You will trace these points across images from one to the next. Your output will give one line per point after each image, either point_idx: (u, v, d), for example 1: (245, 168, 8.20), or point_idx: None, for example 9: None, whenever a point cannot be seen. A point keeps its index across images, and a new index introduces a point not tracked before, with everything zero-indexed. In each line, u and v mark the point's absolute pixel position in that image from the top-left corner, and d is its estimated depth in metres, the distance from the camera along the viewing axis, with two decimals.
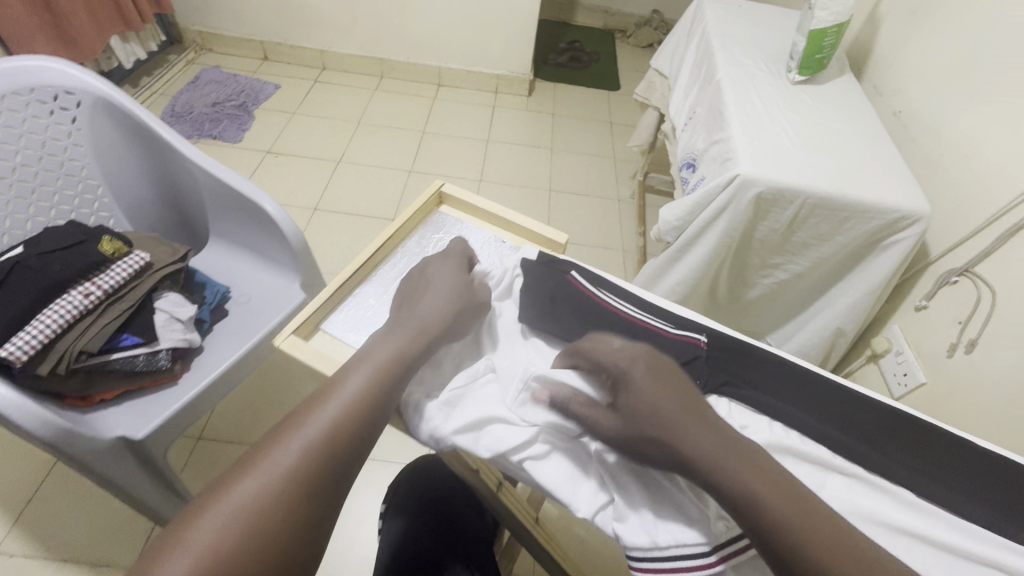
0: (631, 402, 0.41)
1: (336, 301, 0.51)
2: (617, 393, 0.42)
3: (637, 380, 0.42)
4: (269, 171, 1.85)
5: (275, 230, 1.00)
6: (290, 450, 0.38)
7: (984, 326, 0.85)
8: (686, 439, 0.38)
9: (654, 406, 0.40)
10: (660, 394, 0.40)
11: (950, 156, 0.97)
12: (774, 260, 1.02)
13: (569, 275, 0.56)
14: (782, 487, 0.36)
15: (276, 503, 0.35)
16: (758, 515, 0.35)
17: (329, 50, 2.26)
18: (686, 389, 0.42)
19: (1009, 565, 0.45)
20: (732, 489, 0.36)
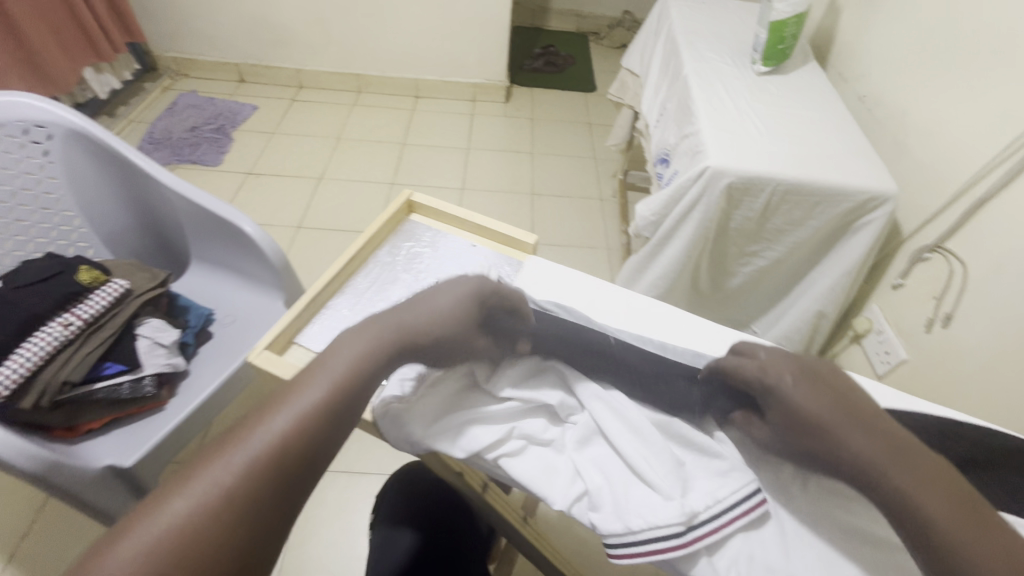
0: (788, 413, 0.39)
1: (309, 314, 0.52)
2: (771, 404, 0.41)
3: (791, 386, 0.39)
4: (251, 192, 1.85)
5: (255, 249, 1.00)
6: (229, 468, 0.32)
7: (958, 299, 0.86)
8: (848, 447, 0.36)
9: (819, 410, 0.38)
10: (823, 401, 0.38)
11: (915, 137, 0.99)
12: (751, 248, 1.03)
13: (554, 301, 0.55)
14: (932, 475, 0.35)
15: (226, 508, 0.31)
16: (932, 542, 0.33)
17: (305, 69, 2.27)
18: (854, 389, 0.39)
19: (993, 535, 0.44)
20: (905, 504, 0.34)
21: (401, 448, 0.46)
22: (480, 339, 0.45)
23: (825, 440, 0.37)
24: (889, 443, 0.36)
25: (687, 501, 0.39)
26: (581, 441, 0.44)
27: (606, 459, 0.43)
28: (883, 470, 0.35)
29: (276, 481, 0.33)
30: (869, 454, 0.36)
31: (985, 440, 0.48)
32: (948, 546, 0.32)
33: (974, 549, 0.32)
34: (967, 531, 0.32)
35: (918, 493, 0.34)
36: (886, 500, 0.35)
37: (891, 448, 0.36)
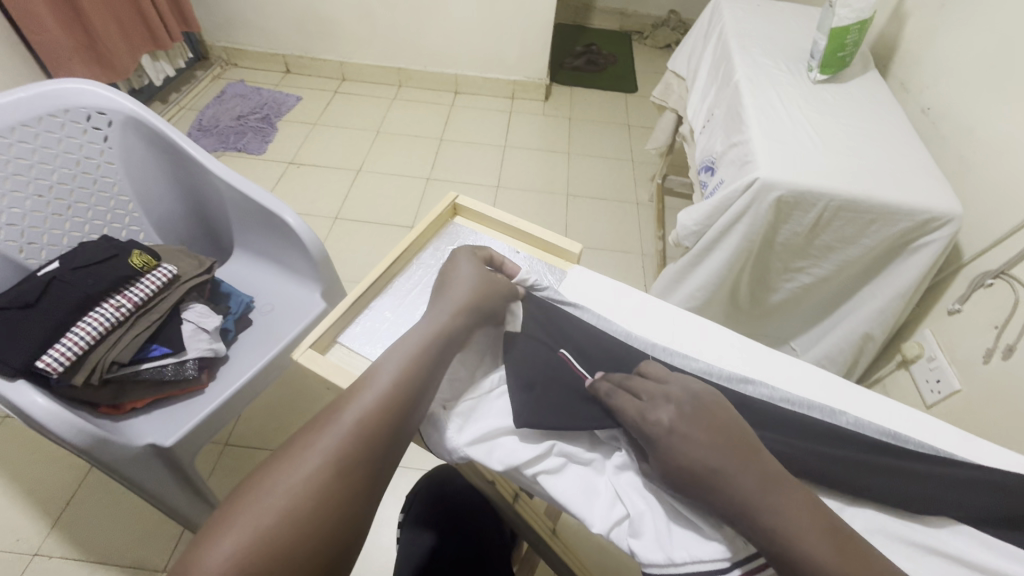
0: (667, 457, 0.38)
1: (353, 314, 0.52)
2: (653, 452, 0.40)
3: (669, 437, 0.39)
4: (291, 181, 1.89)
5: (295, 240, 1.02)
6: (329, 437, 0.36)
7: (1022, 331, 0.81)
8: (727, 496, 0.36)
9: (695, 462, 0.37)
10: (700, 449, 0.37)
11: (983, 154, 0.93)
12: (797, 264, 1.00)
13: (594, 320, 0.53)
14: (807, 511, 0.35)
15: (310, 499, 0.34)
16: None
17: (348, 62, 2.30)
18: (726, 429, 0.39)
19: None
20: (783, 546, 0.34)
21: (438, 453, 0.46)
22: (505, 285, 0.50)
23: (705, 485, 0.37)
24: (765, 482, 0.36)
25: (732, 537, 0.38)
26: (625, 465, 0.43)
27: (648, 487, 0.42)
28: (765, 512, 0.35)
29: (350, 468, 0.36)
30: (746, 495, 0.35)
31: None
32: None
33: None
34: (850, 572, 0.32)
35: (797, 533, 0.34)
36: (769, 545, 0.34)
37: (763, 487, 0.36)
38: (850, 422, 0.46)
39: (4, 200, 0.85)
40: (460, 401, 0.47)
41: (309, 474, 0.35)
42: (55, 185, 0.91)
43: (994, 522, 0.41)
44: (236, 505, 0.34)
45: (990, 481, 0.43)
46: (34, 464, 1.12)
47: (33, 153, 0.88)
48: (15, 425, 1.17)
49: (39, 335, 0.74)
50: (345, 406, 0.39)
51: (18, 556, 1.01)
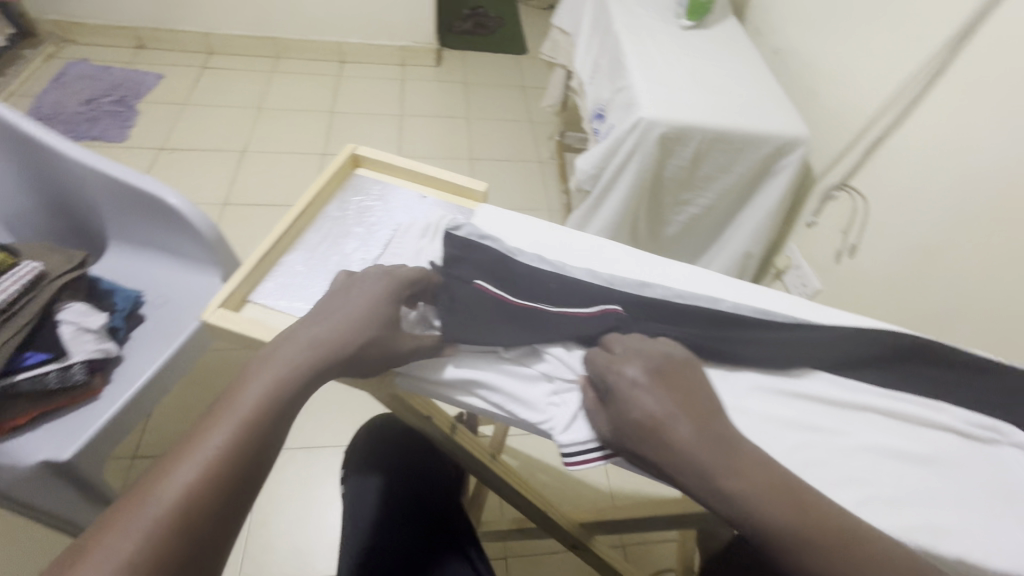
0: (632, 414, 0.40)
1: (262, 271, 0.50)
2: (618, 402, 0.41)
3: (635, 392, 0.41)
4: (166, 168, 1.71)
5: (183, 224, 0.94)
6: (196, 461, 0.33)
7: (862, 231, 0.98)
8: (687, 449, 0.38)
9: (654, 417, 0.39)
10: (662, 407, 0.40)
11: (822, 85, 1.07)
12: (684, 197, 1.09)
13: (505, 247, 0.54)
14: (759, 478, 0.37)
15: (205, 501, 0.32)
16: (772, 543, 0.35)
17: (213, 32, 2.09)
18: (685, 392, 0.41)
19: (939, 422, 0.47)
20: (737, 499, 0.36)
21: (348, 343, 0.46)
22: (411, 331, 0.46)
23: (681, 462, 0.38)
24: (722, 449, 0.38)
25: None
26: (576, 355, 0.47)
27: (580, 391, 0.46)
28: (747, 505, 0.36)
29: (254, 453, 0.35)
30: (703, 464, 0.37)
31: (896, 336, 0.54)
32: (810, 555, 0.34)
33: (811, 538, 0.35)
34: (808, 525, 0.35)
35: (750, 495, 0.36)
36: (726, 505, 0.36)
37: (719, 456, 0.37)
38: (729, 306, 0.53)
39: None
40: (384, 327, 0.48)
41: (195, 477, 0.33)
42: None
43: (847, 366, 0.50)
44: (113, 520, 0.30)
45: (847, 337, 0.51)
46: None
47: None
48: None
49: None
50: (245, 391, 0.37)
51: None
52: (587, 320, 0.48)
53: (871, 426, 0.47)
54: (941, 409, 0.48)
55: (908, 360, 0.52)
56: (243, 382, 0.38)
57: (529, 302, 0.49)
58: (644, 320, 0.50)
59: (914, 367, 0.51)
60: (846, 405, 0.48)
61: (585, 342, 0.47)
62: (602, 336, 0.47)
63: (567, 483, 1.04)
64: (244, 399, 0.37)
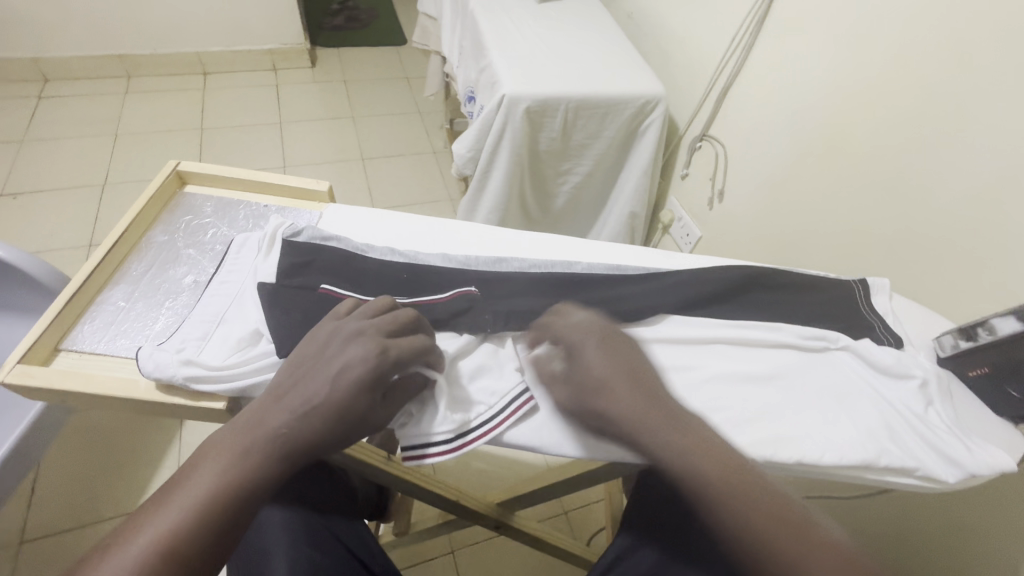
0: (590, 372, 0.41)
1: (73, 315, 0.45)
2: (576, 365, 0.43)
3: (590, 350, 0.42)
4: (10, 217, 1.52)
5: (19, 276, 0.83)
6: (204, 485, 0.34)
7: (726, 176, 1.05)
8: (638, 406, 0.40)
9: (606, 377, 0.41)
10: (613, 366, 0.41)
11: (672, 43, 1.12)
12: (564, 167, 1.11)
13: (351, 246, 0.52)
14: (701, 443, 0.38)
15: (203, 527, 0.33)
16: (705, 496, 0.37)
17: (44, 57, 1.86)
18: (636, 361, 0.43)
19: (776, 339, 0.52)
20: (678, 457, 0.38)
21: (158, 379, 0.41)
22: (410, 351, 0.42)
23: (632, 423, 0.39)
24: (666, 413, 0.40)
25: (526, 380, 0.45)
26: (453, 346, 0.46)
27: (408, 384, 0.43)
28: (687, 462, 0.37)
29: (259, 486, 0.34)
30: (650, 424, 0.39)
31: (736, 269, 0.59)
32: (744, 514, 0.35)
33: (747, 499, 0.36)
34: (744, 486, 0.36)
35: (690, 451, 0.38)
36: (669, 461, 0.38)
37: (666, 420, 0.39)
38: (583, 267, 0.55)
39: None
40: (206, 352, 0.42)
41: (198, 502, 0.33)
42: None
43: (694, 306, 0.54)
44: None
45: (689, 278, 0.55)
46: None
47: None
48: None
49: None
50: (267, 418, 0.36)
51: None
52: (438, 303, 0.47)
53: (719, 355, 0.51)
54: (777, 329, 0.53)
55: (748, 289, 0.56)
56: (268, 408, 0.37)
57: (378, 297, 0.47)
58: (498, 297, 0.50)
59: (752, 295, 0.56)
60: (694, 342, 0.51)
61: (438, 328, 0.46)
62: (453, 318, 0.46)
63: (497, 464, 1.05)
64: (265, 424, 0.36)
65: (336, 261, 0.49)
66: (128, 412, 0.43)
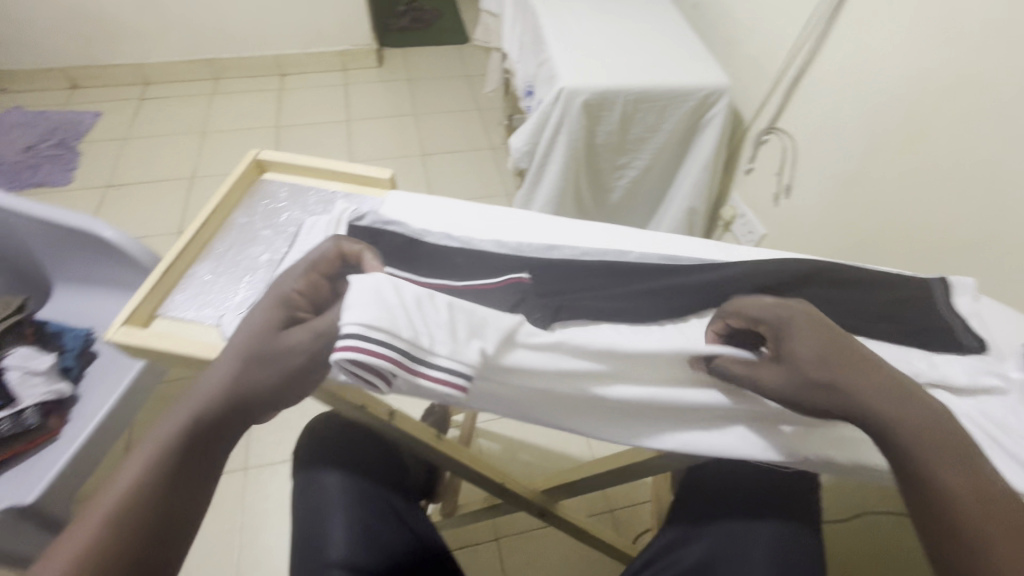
0: (795, 351, 0.40)
1: (168, 286, 0.50)
2: (782, 342, 0.41)
3: (794, 330, 0.41)
4: (116, 206, 1.69)
5: (120, 255, 0.93)
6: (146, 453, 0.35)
7: (794, 171, 1.00)
8: (856, 379, 0.38)
9: (819, 352, 0.39)
10: (821, 343, 0.40)
11: (739, 33, 1.08)
12: (621, 161, 1.09)
13: (410, 230, 0.54)
14: (924, 418, 0.36)
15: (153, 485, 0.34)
16: (913, 473, 0.35)
17: (146, 62, 2.06)
18: (842, 335, 0.40)
19: None
20: (894, 429, 0.36)
21: None
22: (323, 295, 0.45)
23: (854, 393, 0.37)
24: (887, 381, 0.38)
25: (454, 364, 0.40)
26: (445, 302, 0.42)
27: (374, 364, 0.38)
28: (902, 437, 0.36)
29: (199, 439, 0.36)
30: (868, 397, 0.37)
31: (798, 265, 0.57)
32: (958, 502, 0.34)
33: (955, 487, 0.34)
34: (957, 472, 0.34)
35: (904, 426, 0.36)
36: (880, 432, 0.37)
37: (890, 393, 0.37)
38: (636, 258, 0.54)
39: None
40: None
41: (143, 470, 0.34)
42: None
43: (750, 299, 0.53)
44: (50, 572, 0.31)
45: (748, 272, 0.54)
46: None
47: None
48: None
49: None
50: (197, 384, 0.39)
51: None
52: (495, 290, 0.48)
53: None
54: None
55: (815, 281, 0.53)
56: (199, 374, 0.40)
57: (432, 284, 0.49)
58: (549, 290, 0.50)
59: (817, 290, 0.53)
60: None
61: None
62: (510, 305, 0.48)
63: (544, 455, 1.05)
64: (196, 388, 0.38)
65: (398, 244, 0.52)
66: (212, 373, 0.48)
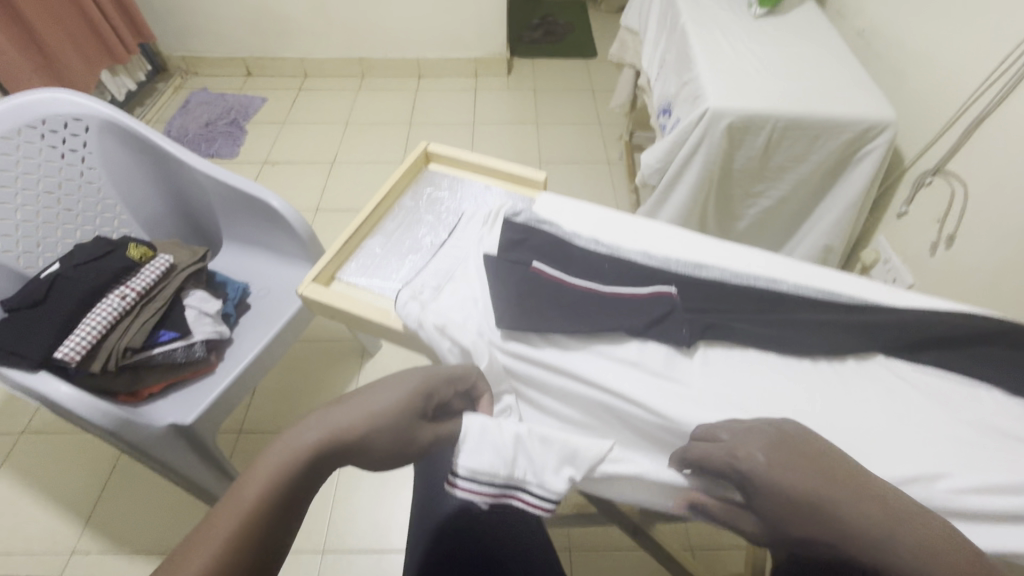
0: (773, 494, 0.37)
1: (347, 253, 0.57)
2: (754, 486, 0.38)
3: (765, 478, 0.37)
4: (268, 181, 1.92)
5: (282, 223, 1.06)
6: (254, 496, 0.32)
7: (959, 221, 0.89)
8: (845, 519, 0.35)
9: (807, 491, 0.36)
10: (804, 481, 0.36)
11: (911, 65, 1.00)
12: (756, 189, 1.05)
13: (562, 231, 0.57)
14: (934, 542, 0.33)
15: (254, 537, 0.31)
16: None
17: (309, 58, 2.32)
18: (817, 452, 0.38)
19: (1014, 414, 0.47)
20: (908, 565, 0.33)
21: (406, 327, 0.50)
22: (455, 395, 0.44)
23: (852, 536, 0.35)
24: (877, 504, 0.35)
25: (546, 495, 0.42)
26: (536, 437, 0.43)
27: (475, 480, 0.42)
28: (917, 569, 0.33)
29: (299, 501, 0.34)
30: (864, 529, 0.34)
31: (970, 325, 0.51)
32: None
33: None
34: None
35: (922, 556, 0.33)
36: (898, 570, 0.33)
37: (884, 518, 0.34)
38: (789, 287, 0.54)
39: (9, 205, 0.90)
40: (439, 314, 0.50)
41: (251, 515, 0.31)
42: (43, 195, 0.95)
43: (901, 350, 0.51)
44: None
45: (908, 324, 0.51)
46: (53, 469, 1.14)
47: (17, 165, 0.90)
48: (28, 439, 1.18)
49: (53, 328, 0.78)
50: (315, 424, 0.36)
51: (55, 556, 1.04)
52: (645, 301, 0.50)
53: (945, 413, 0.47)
54: (986, 388, 0.49)
55: (983, 343, 0.51)
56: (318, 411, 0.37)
57: (583, 283, 0.52)
58: (696, 308, 0.51)
59: (984, 351, 0.50)
60: (893, 385, 0.48)
61: (633, 334, 0.49)
62: (659, 318, 0.49)
63: None
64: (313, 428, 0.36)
65: (550, 242, 0.55)
66: (374, 334, 0.54)
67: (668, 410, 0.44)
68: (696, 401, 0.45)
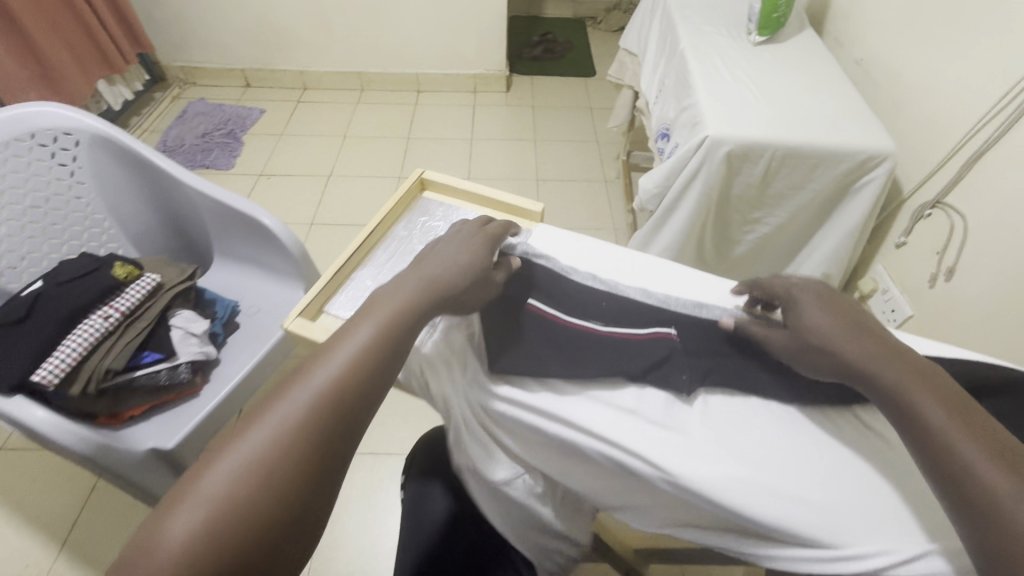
0: (802, 321, 0.46)
1: (336, 284, 0.56)
2: (791, 311, 0.48)
3: (806, 305, 0.47)
4: (263, 194, 1.90)
5: (274, 241, 1.04)
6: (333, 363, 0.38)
7: (959, 253, 0.89)
8: (856, 344, 0.42)
9: (827, 325, 0.45)
10: (833, 317, 0.45)
11: (910, 96, 1.00)
12: (754, 216, 1.05)
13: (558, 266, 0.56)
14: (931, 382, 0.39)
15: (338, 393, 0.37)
16: (918, 427, 0.38)
17: (308, 70, 2.32)
18: (860, 312, 0.45)
19: None
20: (895, 384, 0.40)
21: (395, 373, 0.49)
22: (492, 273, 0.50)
23: (859, 358, 0.42)
24: (892, 350, 0.42)
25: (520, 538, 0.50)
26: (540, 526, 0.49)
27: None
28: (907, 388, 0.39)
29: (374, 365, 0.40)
30: (869, 356, 0.41)
31: (975, 373, 0.50)
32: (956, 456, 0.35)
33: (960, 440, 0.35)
34: (959, 424, 0.36)
35: (910, 385, 0.39)
36: (884, 392, 0.40)
37: (892, 355, 0.41)
38: None
39: None
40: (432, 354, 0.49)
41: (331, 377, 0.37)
42: (29, 209, 0.92)
43: None
44: (179, 491, 0.32)
45: None
46: (30, 490, 1.11)
47: (4, 179, 0.88)
48: (3, 458, 1.14)
49: (32, 349, 0.75)
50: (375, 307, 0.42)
51: None
52: (645, 343, 0.49)
53: None
54: None
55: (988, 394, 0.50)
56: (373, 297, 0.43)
57: (582, 323, 0.51)
58: (696, 352, 0.50)
59: (991, 401, 0.49)
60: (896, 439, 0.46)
61: (631, 379, 0.48)
62: (659, 360, 0.48)
63: None
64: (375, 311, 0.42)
65: (546, 280, 0.54)
66: None
67: (665, 461, 0.42)
68: (699, 452, 0.43)
